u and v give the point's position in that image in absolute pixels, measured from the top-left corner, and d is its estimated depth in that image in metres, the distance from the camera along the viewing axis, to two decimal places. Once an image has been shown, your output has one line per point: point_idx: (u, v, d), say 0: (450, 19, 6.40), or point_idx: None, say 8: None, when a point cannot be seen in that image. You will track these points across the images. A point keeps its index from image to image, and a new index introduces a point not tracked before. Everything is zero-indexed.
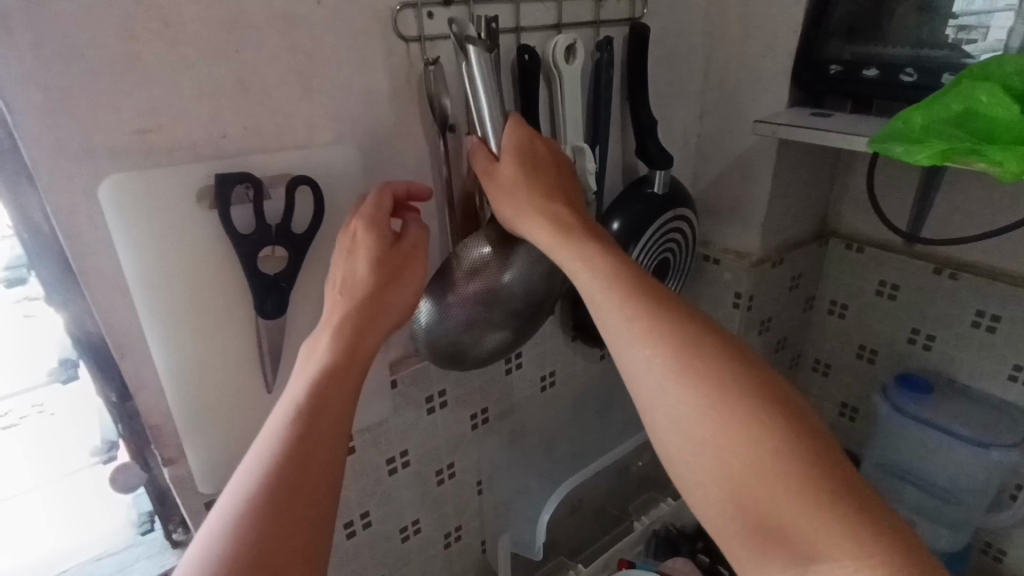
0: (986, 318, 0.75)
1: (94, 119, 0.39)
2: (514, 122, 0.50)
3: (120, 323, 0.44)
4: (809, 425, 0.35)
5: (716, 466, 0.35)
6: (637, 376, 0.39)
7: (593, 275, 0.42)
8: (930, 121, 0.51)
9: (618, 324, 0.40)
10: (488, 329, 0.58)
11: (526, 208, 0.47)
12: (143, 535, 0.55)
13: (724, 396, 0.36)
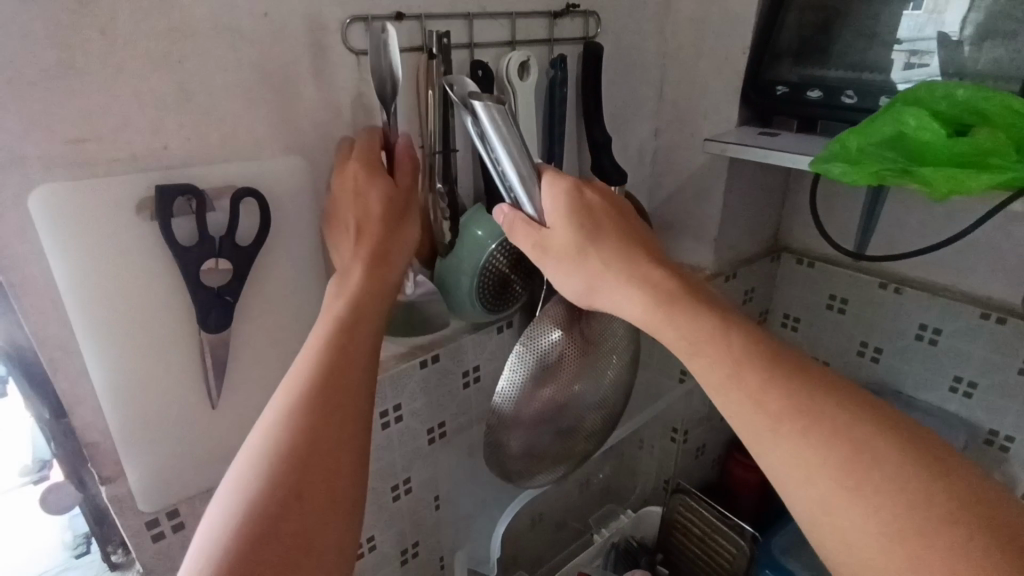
0: (929, 331, 0.78)
1: (23, 126, 0.38)
2: (549, 181, 0.45)
3: (54, 337, 0.43)
4: (983, 508, 0.31)
5: (893, 570, 0.31)
6: (791, 480, 0.35)
7: (714, 359, 0.38)
8: (865, 144, 0.53)
9: (757, 419, 0.36)
10: (549, 436, 0.63)
11: (617, 276, 0.43)
12: (78, 558, 0.53)
13: (891, 484, 0.32)
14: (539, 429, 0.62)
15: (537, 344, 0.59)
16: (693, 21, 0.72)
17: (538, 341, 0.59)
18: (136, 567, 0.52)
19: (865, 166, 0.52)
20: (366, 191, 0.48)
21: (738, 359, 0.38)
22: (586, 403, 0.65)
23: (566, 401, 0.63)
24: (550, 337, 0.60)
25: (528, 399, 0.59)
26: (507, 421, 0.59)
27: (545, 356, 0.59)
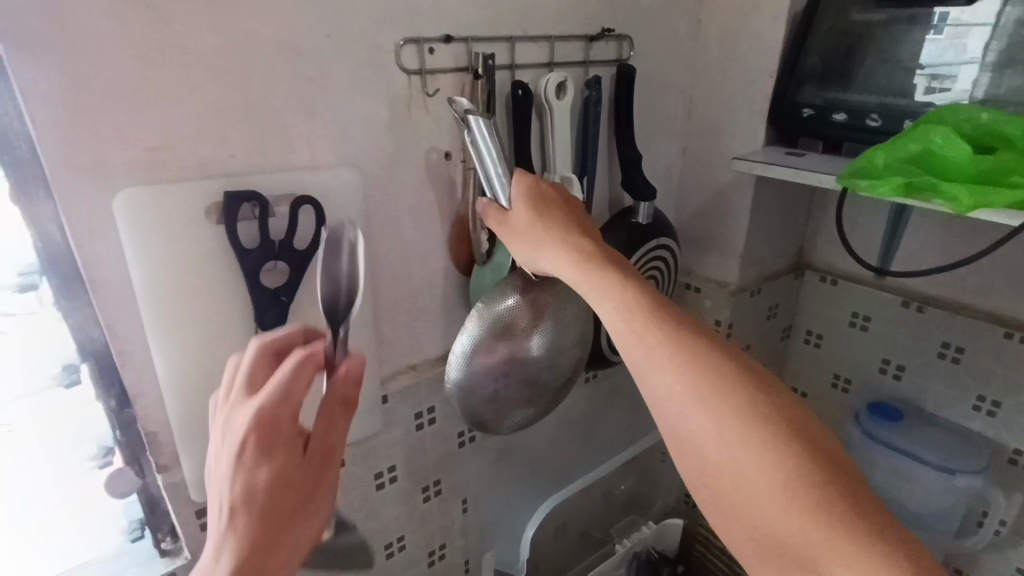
0: (951, 350, 0.79)
1: (110, 136, 0.41)
2: (521, 176, 0.53)
3: (125, 331, 0.46)
4: (827, 448, 0.36)
5: (728, 487, 0.37)
6: (661, 409, 0.40)
7: (610, 307, 0.43)
8: (892, 160, 0.55)
9: (638, 357, 0.41)
10: (510, 394, 0.64)
11: (550, 244, 0.49)
12: (133, 542, 0.55)
13: (739, 418, 0.37)
14: (500, 394, 0.63)
15: (491, 310, 0.59)
16: (721, 44, 0.75)
17: (494, 307, 0.59)
18: (184, 554, 0.55)
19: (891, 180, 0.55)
20: (254, 465, 0.37)
21: (626, 312, 0.43)
22: (545, 367, 0.66)
23: (523, 364, 0.64)
24: (506, 303, 0.60)
25: (483, 367, 0.61)
26: (465, 387, 0.60)
27: (499, 321, 0.60)
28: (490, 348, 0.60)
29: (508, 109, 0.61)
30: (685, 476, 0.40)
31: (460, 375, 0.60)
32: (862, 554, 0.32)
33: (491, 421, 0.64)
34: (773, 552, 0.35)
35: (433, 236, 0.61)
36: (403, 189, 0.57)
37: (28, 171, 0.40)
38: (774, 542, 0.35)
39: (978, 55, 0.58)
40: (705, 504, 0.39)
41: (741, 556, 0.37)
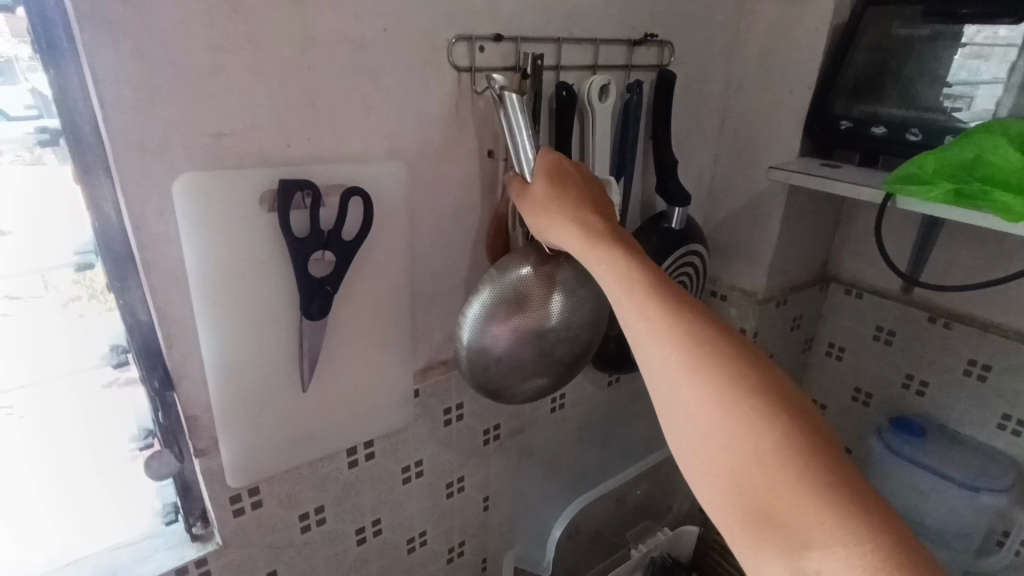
0: (977, 367, 0.79)
1: (175, 120, 0.42)
2: (544, 152, 0.56)
3: (174, 314, 0.46)
4: (809, 419, 0.39)
5: (712, 448, 0.40)
6: (656, 375, 0.44)
7: (616, 282, 0.47)
8: (942, 166, 0.56)
9: (639, 327, 0.45)
10: (527, 371, 0.63)
11: (563, 223, 0.53)
12: (167, 525, 0.56)
13: (728, 386, 0.40)
14: (514, 365, 0.62)
15: (505, 280, 0.60)
16: (759, 54, 0.75)
17: (507, 277, 0.60)
18: (216, 539, 0.55)
19: (940, 184, 0.56)
20: None
21: (629, 287, 0.46)
22: (563, 341, 0.64)
23: (540, 336, 0.62)
24: (518, 273, 0.60)
25: (498, 337, 0.60)
26: (476, 355, 0.60)
27: (514, 291, 0.60)
28: (504, 317, 0.60)
29: (551, 109, 0.61)
30: (672, 439, 0.43)
31: (472, 342, 0.60)
32: (830, 509, 0.35)
33: (505, 392, 0.63)
34: (750, 509, 0.38)
35: (471, 233, 0.62)
36: (447, 185, 0.57)
37: (92, 154, 0.42)
38: (750, 499, 0.38)
39: (999, 76, 0.59)
40: (689, 465, 0.42)
41: (718, 515, 0.41)
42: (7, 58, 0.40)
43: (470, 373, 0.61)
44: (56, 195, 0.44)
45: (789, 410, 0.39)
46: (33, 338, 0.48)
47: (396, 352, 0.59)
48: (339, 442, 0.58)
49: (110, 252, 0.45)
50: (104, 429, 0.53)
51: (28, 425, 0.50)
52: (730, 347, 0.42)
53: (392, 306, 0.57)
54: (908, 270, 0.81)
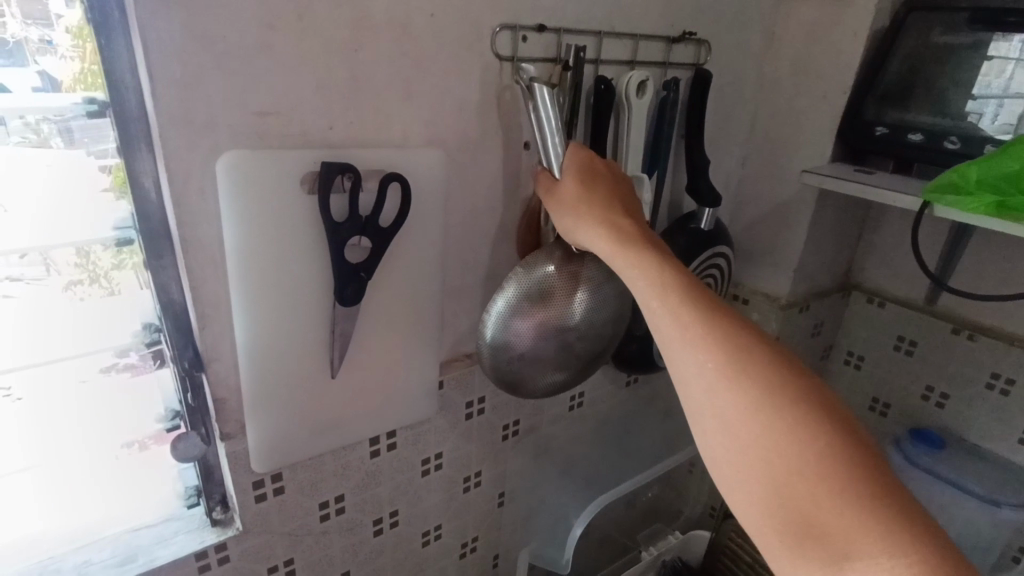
0: (1001, 382, 0.78)
1: (222, 97, 0.41)
2: (575, 147, 0.53)
3: (209, 294, 0.46)
4: (858, 433, 0.36)
5: (752, 461, 0.37)
6: (688, 384, 0.40)
7: (644, 284, 0.44)
8: (984, 177, 0.55)
9: (670, 332, 0.41)
10: (549, 368, 0.61)
11: (590, 221, 0.50)
12: (187, 508, 0.56)
13: (770, 396, 0.37)
14: (537, 362, 0.60)
15: (531, 276, 0.58)
16: (794, 58, 0.75)
17: (533, 274, 0.58)
18: (235, 525, 0.55)
19: (984, 196, 0.56)
20: None
21: (661, 290, 0.43)
22: (586, 339, 0.62)
23: (564, 333, 0.60)
24: (545, 271, 0.58)
25: (521, 332, 0.58)
26: (498, 350, 0.58)
27: (539, 287, 0.58)
28: (530, 312, 0.58)
29: (589, 103, 0.60)
30: (706, 453, 0.40)
31: (495, 337, 0.58)
32: (885, 530, 0.32)
33: (525, 389, 0.61)
34: (793, 528, 0.35)
35: (502, 224, 0.61)
36: (482, 175, 0.57)
37: (135, 127, 0.42)
38: (796, 517, 0.35)
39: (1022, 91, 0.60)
40: (723, 479, 0.39)
41: (759, 533, 0.37)
42: (15, 38, 0.40)
43: (491, 369, 0.59)
44: (60, 173, 0.44)
45: (838, 422, 0.36)
46: (40, 320, 0.47)
47: (424, 343, 0.58)
48: (363, 431, 0.58)
49: (147, 229, 0.45)
50: (115, 409, 0.53)
51: (33, 405, 0.49)
52: (771, 356, 0.39)
53: (422, 296, 0.56)
54: (938, 271, 0.80)
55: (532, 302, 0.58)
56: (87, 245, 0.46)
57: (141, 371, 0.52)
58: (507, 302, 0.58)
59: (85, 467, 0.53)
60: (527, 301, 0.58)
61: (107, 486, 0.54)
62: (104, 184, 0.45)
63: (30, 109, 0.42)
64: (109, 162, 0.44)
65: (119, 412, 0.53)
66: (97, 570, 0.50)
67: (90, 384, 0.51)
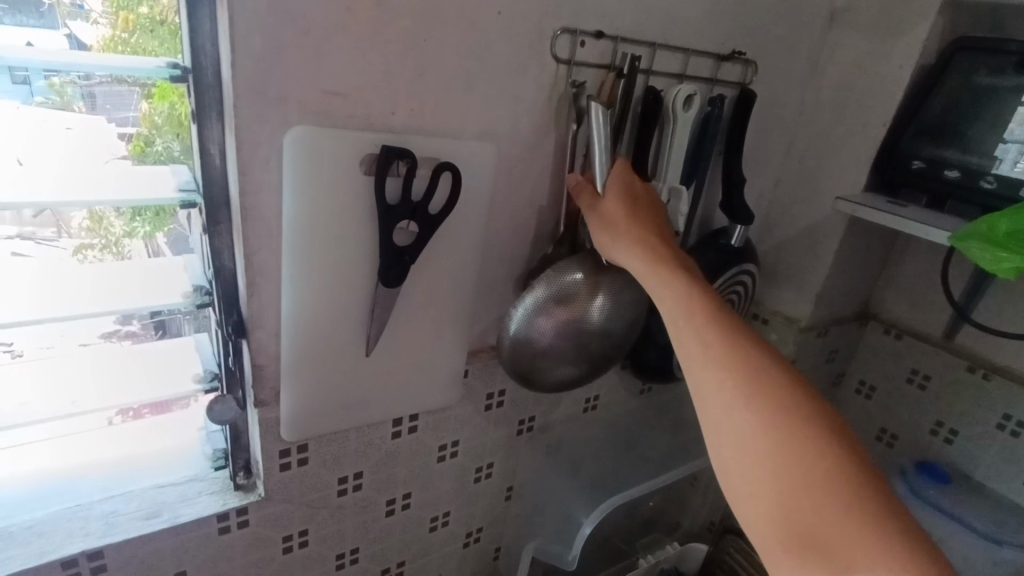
0: (1012, 423, 0.79)
1: (296, 75, 0.43)
2: (621, 167, 0.55)
3: (261, 263, 0.47)
4: (862, 454, 0.38)
5: (761, 474, 0.38)
6: (706, 396, 0.42)
7: (674, 304, 0.46)
8: (1014, 230, 0.54)
9: (695, 349, 0.44)
10: (567, 361, 0.61)
11: (627, 239, 0.52)
12: (214, 470, 0.57)
13: (785, 414, 0.39)
14: (554, 357, 0.60)
15: (556, 282, 0.58)
16: (837, 85, 0.76)
17: (557, 280, 0.58)
18: (258, 491, 0.56)
19: (1008, 255, 0.55)
20: None
21: (691, 310, 0.45)
22: (602, 339, 0.62)
23: (582, 334, 0.61)
24: (572, 277, 0.59)
25: (543, 330, 0.58)
26: (520, 345, 0.58)
27: (563, 291, 0.59)
28: (556, 307, 0.59)
29: (636, 112, 0.62)
30: (715, 464, 0.42)
31: (518, 332, 0.58)
32: (882, 542, 0.34)
33: (541, 382, 0.61)
34: (793, 538, 0.36)
35: (541, 223, 0.62)
36: (527, 172, 0.58)
37: (208, 95, 0.44)
38: (798, 529, 0.36)
39: None
40: (729, 488, 0.40)
41: (760, 546, 0.38)
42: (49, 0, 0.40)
43: (509, 362, 0.59)
44: (80, 137, 0.46)
45: (845, 446, 0.38)
46: (56, 282, 0.48)
47: (455, 332, 0.60)
48: (388, 411, 0.59)
49: (209, 195, 0.47)
50: (122, 371, 0.53)
51: (41, 363, 0.52)
52: (789, 380, 0.41)
53: (458, 286, 0.57)
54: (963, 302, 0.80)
55: (561, 299, 0.59)
56: (101, 211, 0.47)
57: (141, 339, 0.55)
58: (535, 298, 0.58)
59: (101, 424, 0.57)
60: (554, 298, 0.58)
61: (116, 442, 0.57)
62: (121, 152, 0.46)
63: (69, 64, 0.39)
64: (128, 131, 0.46)
65: (153, 368, 0.54)
66: (124, 522, 0.51)
67: (101, 348, 0.53)
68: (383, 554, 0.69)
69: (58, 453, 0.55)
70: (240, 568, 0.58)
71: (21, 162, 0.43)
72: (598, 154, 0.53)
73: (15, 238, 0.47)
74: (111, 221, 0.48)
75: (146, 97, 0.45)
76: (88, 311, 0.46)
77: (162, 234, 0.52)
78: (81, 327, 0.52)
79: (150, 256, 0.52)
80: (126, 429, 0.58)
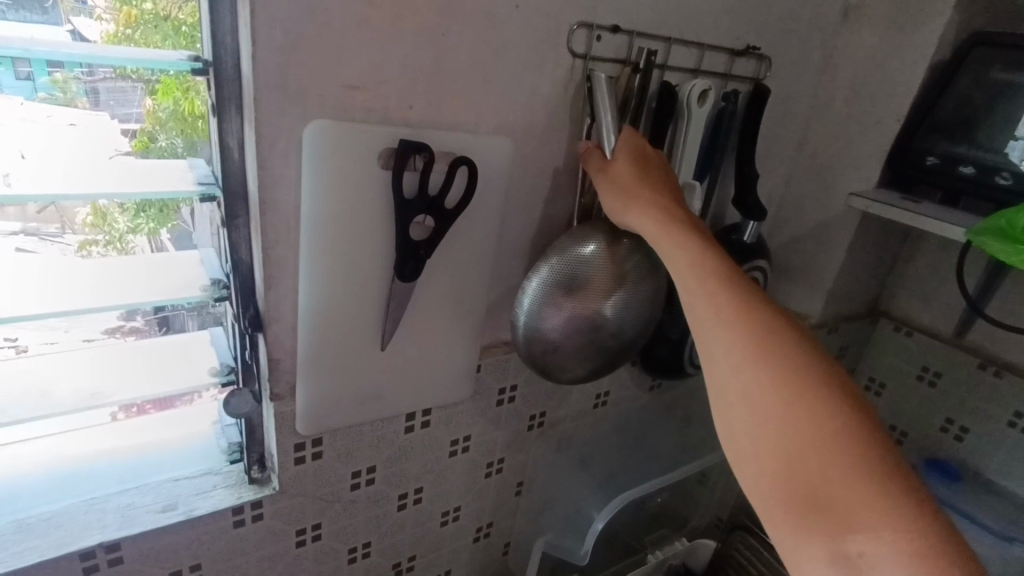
0: (1023, 420, 0.79)
1: (315, 69, 0.43)
2: (629, 133, 0.54)
3: (278, 256, 0.47)
4: (871, 417, 0.38)
5: (766, 435, 0.38)
6: (714, 358, 0.42)
7: (684, 263, 0.45)
8: None
9: (704, 311, 0.43)
10: (583, 355, 0.60)
11: (637, 200, 0.50)
12: (227, 464, 0.57)
13: (794, 376, 0.39)
14: (568, 348, 0.59)
15: (568, 257, 0.58)
16: (850, 81, 0.75)
17: (569, 258, 0.58)
18: (272, 484, 0.56)
19: None
20: None
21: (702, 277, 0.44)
22: (619, 332, 0.61)
23: (597, 321, 0.59)
24: (585, 252, 0.59)
25: (554, 318, 0.58)
26: (530, 332, 0.58)
27: (572, 269, 0.58)
28: (568, 294, 0.58)
29: (651, 107, 0.62)
30: (721, 426, 0.42)
31: (528, 317, 0.58)
32: (887, 505, 0.34)
33: (555, 372, 0.61)
34: (797, 499, 0.36)
35: (554, 218, 0.62)
36: (541, 167, 0.58)
37: (228, 89, 0.44)
38: (803, 491, 0.36)
39: None
40: (734, 450, 0.41)
41: (763, 507, 0.38)
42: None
43: (523, 349, 0.59)
44: (84, 134, 0.46)
45: (855, 411, 0.37)
46: (64, 278, 0.48)
47: (468, 327, 0.60)
48: (401, 406, 0.59)
49: (227, 188, 0.47)
50: (134, 364, 0.53)
51: (51, 358, 0.52)
52: (799, 341, 0.41)
53: (472, 280, 0.57)
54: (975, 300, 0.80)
55: (572, 285, 0.58)
56: (105, 207, 0.48)
57: (145, 335, 0.55)
58: (549, 281, 0.58)
59: (104, 420, 0.58)
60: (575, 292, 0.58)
61: (122, 436, 0.57)
62: (125, 148, 0.46)
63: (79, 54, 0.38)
64: (132, 127, 0.46)
65: (165, 361, 0.54)
66: (141, 515, 0.51)
67: (110, 345, 0.54)
68: (395, 549, 0.69)
69: (69, 448, 0.55)
70: (253, 561, 0.58)
71: (25, 156, 0.43)
72: (604, 114, 0.53)
73: (18, 234, 0.47)
74: (115, 216, 0.48)
75: (150, 93, 0.45)
76: (103, 303, 0.46)
77: (166, 230, 0.52)
78: (88, 323, 0.53)
79: (153, 252, 0.52)
80: (130, 424, 0.58)
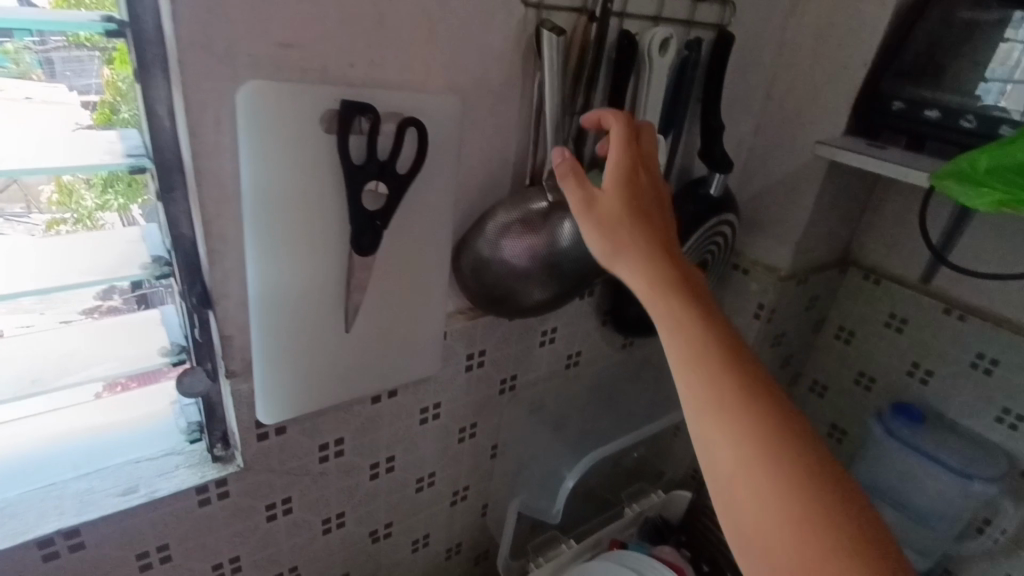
0: (985, 361, 0.81)
1: (243, 26, 0.40)
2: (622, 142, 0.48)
3: (220, 230, 0.45)
4: (867, 507, 0.37)
5: (770, 528, 0.36)
6: (713, 444, 0.39)
7: (679, 336, 0.42)
8: (994, 165, 0.54)
9: (700, 392, 0.40)
10: (539, 284, 0.61)
11: (628, 250, 0.45)
12: (189, 444, 0.56)
13: (792, 462, 0.37)
14: (524, 279, 0.60)
15: (518, 201, 0.58)
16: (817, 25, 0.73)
17: (520, 203, 0.58)
18: (237, 462, 0.55)
19: (989, 189, 0.55)
20: None
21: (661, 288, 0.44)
22: (576, 264, 0.60)
23: (552, 245, 0.59)
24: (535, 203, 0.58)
25: (512, 251, 0.58)
26: (483, 269, 0.59)
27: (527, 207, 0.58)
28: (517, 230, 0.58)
29: (611, 58, 0.59)
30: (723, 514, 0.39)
31: (483, 252, 0.59)
32: None
33: (512, 303, 0.61)
34: None
35: (515, 177, 0.60)
36: (498, 125, 0.56)
37: (151, 51, 0.41)
38: None
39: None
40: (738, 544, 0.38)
41: None
42: None
43: (476, 284, 0.60)
44: (44, 108, 0.43)
45: (854, 504, 0.36)
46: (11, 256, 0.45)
47: (432, 295, 0.58)
48: (368, 381, 0.58)
49: (160, 160, 0.44)
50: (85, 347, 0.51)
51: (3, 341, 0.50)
52: (795, 424, 0.39)
53: (432, 247, 0.56)
54: (940, 247, 0.82)
55: (524, 220, 0.58)
56: (70, 182, 0.45)
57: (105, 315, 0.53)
58: (500, 211, 0.58)
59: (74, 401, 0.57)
60: (527, 228, 0.58)
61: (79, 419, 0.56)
62: (85, 120, 0.44)
63: None
64: (92, 98, 0.43)
65: (117, 342, 0.52)
66: (101, 500, 0.50)
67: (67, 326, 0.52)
68: (371, 517, 0.70)
69: (25, 432, 0.53)
70: (224, 539, 0.58)
71: None
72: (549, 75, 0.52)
73: None
74: (81, 192, 0.46)
75: (107, 62, 0.42)
76: (42, 287, 0.44)
77: (136, 206, 0.49)
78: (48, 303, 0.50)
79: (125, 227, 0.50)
80: (89, 407, 0.57)
